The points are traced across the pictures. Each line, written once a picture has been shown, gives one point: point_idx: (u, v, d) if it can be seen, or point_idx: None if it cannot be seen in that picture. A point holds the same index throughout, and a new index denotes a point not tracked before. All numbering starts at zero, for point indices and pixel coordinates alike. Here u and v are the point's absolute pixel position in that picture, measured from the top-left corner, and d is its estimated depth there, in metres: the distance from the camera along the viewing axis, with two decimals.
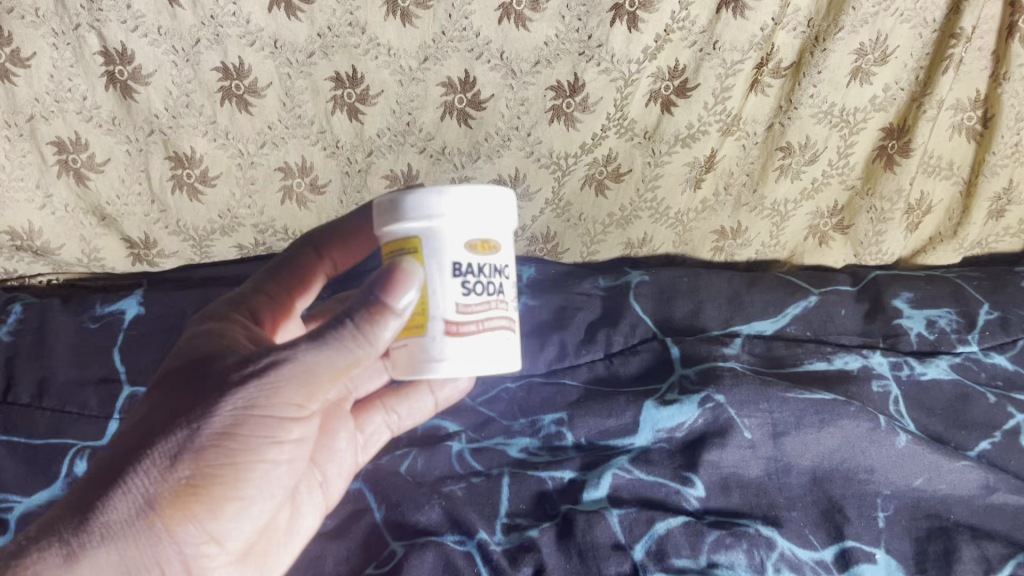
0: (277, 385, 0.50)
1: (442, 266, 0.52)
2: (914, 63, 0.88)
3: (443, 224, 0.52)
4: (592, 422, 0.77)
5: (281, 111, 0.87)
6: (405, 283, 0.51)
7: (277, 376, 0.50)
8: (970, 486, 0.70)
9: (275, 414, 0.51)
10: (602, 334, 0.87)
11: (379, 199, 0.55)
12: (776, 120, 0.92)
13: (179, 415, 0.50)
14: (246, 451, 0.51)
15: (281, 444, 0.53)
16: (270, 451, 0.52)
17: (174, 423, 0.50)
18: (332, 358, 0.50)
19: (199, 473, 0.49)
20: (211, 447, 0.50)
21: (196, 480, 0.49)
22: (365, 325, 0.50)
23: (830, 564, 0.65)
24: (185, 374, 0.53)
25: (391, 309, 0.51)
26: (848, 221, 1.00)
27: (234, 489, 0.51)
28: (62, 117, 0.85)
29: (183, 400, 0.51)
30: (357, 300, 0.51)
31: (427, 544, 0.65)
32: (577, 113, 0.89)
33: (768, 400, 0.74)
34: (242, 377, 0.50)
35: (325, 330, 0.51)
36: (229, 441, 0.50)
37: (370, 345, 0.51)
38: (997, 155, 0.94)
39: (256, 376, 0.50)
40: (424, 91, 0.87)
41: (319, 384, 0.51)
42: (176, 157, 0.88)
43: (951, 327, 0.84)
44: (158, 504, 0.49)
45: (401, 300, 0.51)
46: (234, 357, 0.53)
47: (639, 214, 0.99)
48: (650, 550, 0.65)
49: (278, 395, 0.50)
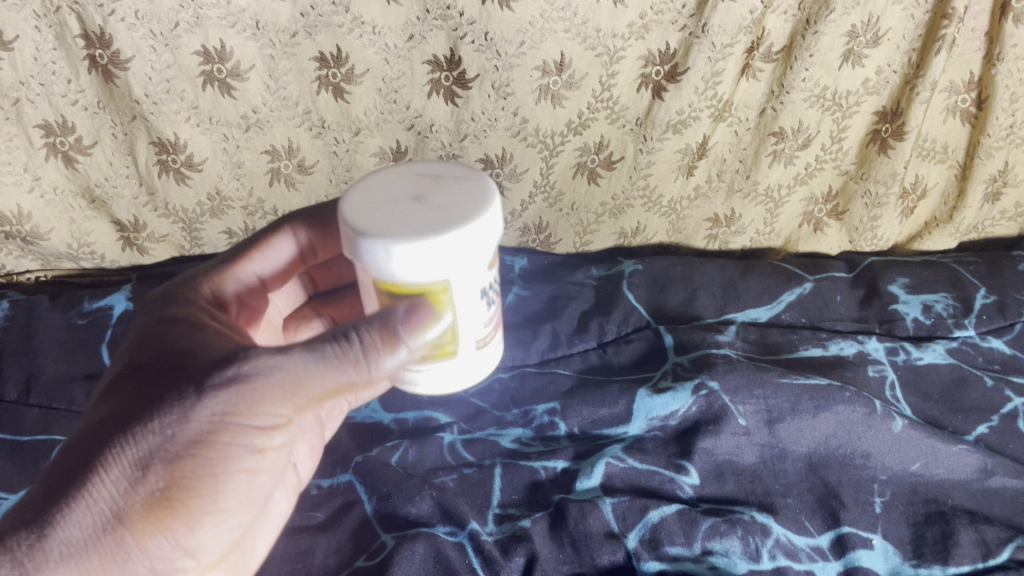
0: (259, 394, 0.48)
1: (472, 296, 0.48)
2: (907, 45, 0.86)
3: (477, 257, 0.46)
4: (585, 411, 0.76)
5: (264, 94, 0.85)
6: (425, 322, 0.47)
7: (261, 383, 0.48)
8: (968, 471, 0.69)
9: (257, 423, 0.49)
10: (594, 324, 0.86)
11: (394, 245, 0.44)
12: (769, 105, 0.91)
13: (151, 422, 0.48)
14: (225, 462, 0.49)
15: (260, 452, 0.51)
16: (249, 458, 0.51)
17: (145, 430, 0.48)
18: (324, 375, 0.48)
19: (173, 486, 0.48)
20: (185, 458, 0.48)
21: (169, 492, 0.48)
22: (374, 344, 0.48)
23: (826, 550, 0.64)
24: (157, 371, 0.50)
25: (404, 342, 0.47)
26: (843, 207, 1.00)
27: (210, 501, 0.50)
28: (47, 100, 0.83)
29: (155, 403, 0.48)
30: (370, 321, 0.48)
31: (417, 536, 0.64)
32: (563, 90, 0.87)
33: (762, 387, 0.73)
34: (219, 385, 0.48)
35: (324, 344, 0.49)
36: (207, 452, 0.48)
37: (375, 369, 0.48)
38: (992, 138, 0.92)
39: (236, 386, 0.48)
40: (410, 69, 0.85)
41: (304, 394, 0.49)
42: (160, 143, 0.88)
43: (948, 311, 0.83)
44: (128, 517, 0.48)
45: (417, 337, 0.47)
46: (213, 351, 0.50)
47: (631, 204, 0.99)
48: (643, 538, 0.64)
49: (257, 405, 0.48)
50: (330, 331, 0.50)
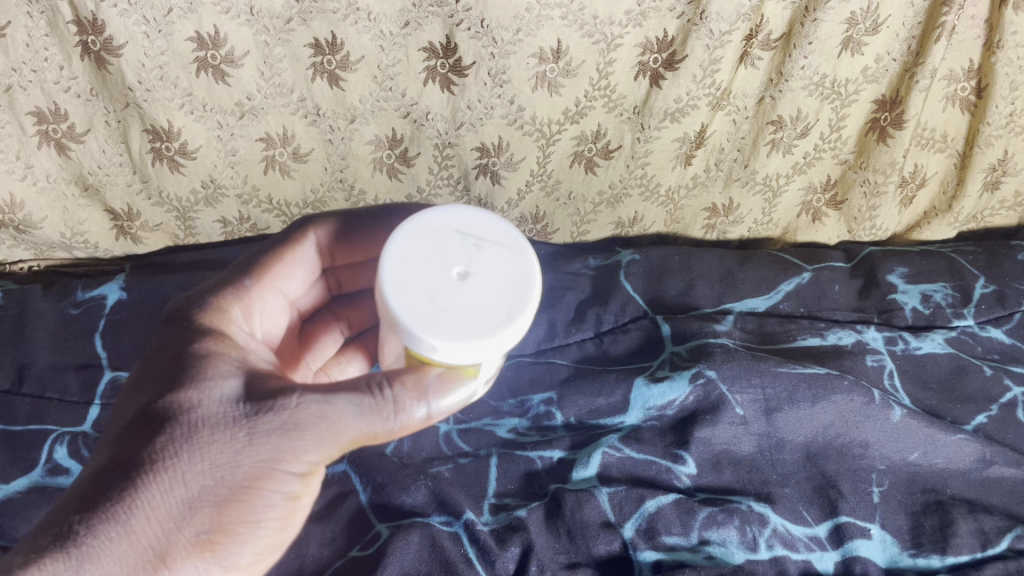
0: (301, 446, 0.48)
1: (491, 366, 0.52)
2: (906, 32, 0.85)
3: (508, 346, 0.49)
4: (582, 401, 0.76)
5: (259, 81, 0.85)
6: (451, 390, 0.50)
7: (304, 435, 0.48)
8: (966, 460, 0.69)
9: (299, 469, 0.49)
10: (592, 313, 0.85)
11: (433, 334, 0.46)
12: (767, 94, 0.90)
13: (196, 458, 0.47)
14: (266, 510, 0.49)
15: (298, 503, 0.50)
16: (289, 509, 0.50)
17: (191, 467, 0.47)
18: (367, 422, 0.48)
19: (214, 529, 0.47)
20: (229, 502, 0.47)
21: (210, 538, 0.47)
22: (406, 399, 0.49)
23: (824, 540, 0.64)
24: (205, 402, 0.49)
25: (429, 404, 0.49)
26: (841, 196, 1.00)
27: (248, 550, 0.49)
28: (40, 87, 0.82)
29: (202, 438, 0.48)
30: (401, 378, 0.49)
31: (413, 525, 0.64)
32: (560, 78, 0.87)
33: (760, 375, 0.72)
34: (269, 427, 0.48)
35: (365, 390, 0.49)
36: (252, 497, 0.48)
37: (404, 419, 0.49)
38: (992, 126, 0.92)
39: (286, 431, 0.48)
40: (405, 57, 0.84)
41: (347, 441, 0.49)
42: (154, 130, 0.87)
43: (947, 301, 0.83)
44: (165, 559, 0.46)
45: (442, 400, 0.50)
46: (263, 387, 0.50)
47: (629, 193, 0.99)
48: (640, 528, 0.64)
49: (305, 451, 0.48)
50: (366, 377, 0.50)
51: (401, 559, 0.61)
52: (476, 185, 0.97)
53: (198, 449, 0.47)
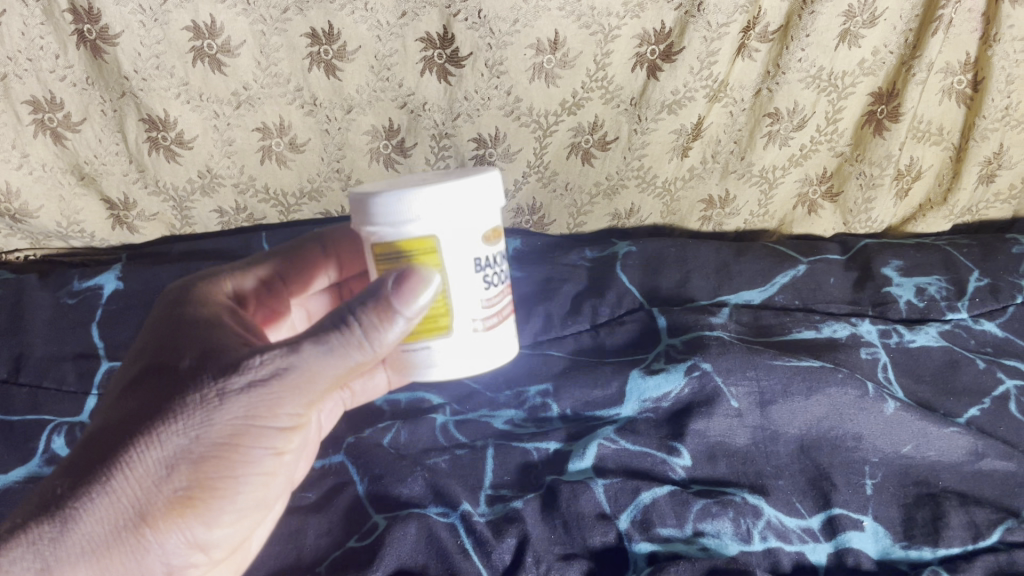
0: (274, 396, 0.48)
1: (464, 263, 0.49)
2: (903, 25, 0.86)
3: (458, 219, 0.49)
4: (578, 392, 0.76)
5: (256, 71, 0.85)
6: (418, 288, 0.47)
7: (276, 386, 0.48)
8: (959, 453, 0.69)
9: (275, 424, 0.50)
10: (588, 305, 0.86)
11: (361, 198, 0.50)
12: (764, 86, 0.90)
13: (173, 417, 0.47)
14: (245, 463, 0.50)
15: (275, 453, 0.52)
16: (266, 459, 0.51)
17: (168, 426, 0.47)
18: (336, 364, 0.48)
19: (196, 484, 0.48)
20: (208, 457, 0.48)
21: (191, 491, 0.48)
22: (374, 325, 0.48)
23: (817, 532, 0.64)
24: (177, 369, 0.50)
25: (399, 312, 0.48)
26: (837, 188, 1.00)
27: (230, 500, 0.50)
28: (36, 76, 0.82)
29: (177, 397, 0.48)
30: (366, 294, 0.48)
31: (410, 516, 0.64)
32: (557, 69, 0.87)
33: (754, 368, 0.73)
34: (240, 384, 0.48)
35: (328, 333, 0.48)
36: (229, 451, 0.49)
37: (378, 343, 0.48)
38: (987, 119, 0.92)
39: (259, 386, 0.48)
40: (402, 47, 0.85)
41: (318, 389, 0.49)
42: (150, 119, 0.87)
43: (941, 294, 0.83)
44: (149, 515, 0.47)
45: (412, 304, 0.47)
46: (232, 350, 0.50)
47: (626, 184, 0.98)
48: (635, 520, 0.64)
49: (279, 404, 0.49)
50: (329, 318, 0.49)
51: (399, 549, 0.62)
52: None
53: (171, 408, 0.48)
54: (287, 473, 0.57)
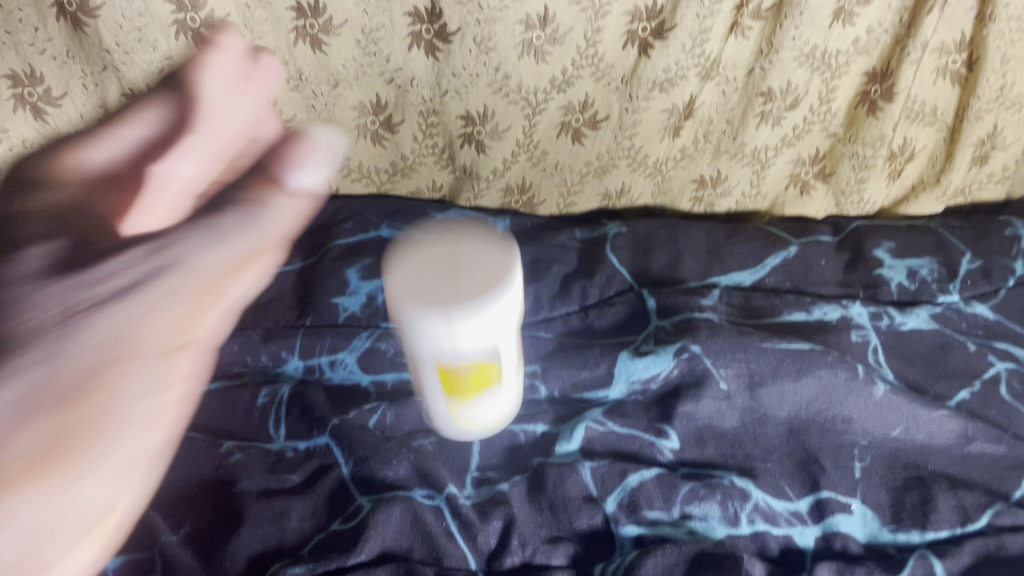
0: (64, 434, 0.56)
1: None
2: (898, 4, 0.84)
3: None
4: (566, 374, 0.75)
5: (241, 44, 0.84)
6: None
7: (73, 462, 0.55)
8: (948, 437, 0.68)
9: (118, 456, 0.58)
10: (577, 286, 0.85)
11: None
12: (757, 65, 0.89)
13: (35, 409, 0.57)
14: (84, 459, 0.55)
15: (104, 464, 0.56)
16: (125, 452, 0.58)
17: (37, 412, 0.56)
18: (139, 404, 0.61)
19: (47, 446, 0.55)
20: (37, 455, 0.54)
21: (40, 455, 0.54)
22: None
23: (805, 515, 0.64)
24: (54, 386, 0.58)
25: None
26: (829, 169, 0.99)
27: (83, 470, 0.55)
28: (15, 49, 0.81)
29: (49, 391, 0.58)
30: None
31: (395, 499, 0.64)
32: (546, 45, 0.85)
33: (745, 350, 0.72)
34: (54, 400, 0.57)
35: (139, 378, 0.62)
36: (69, 441, 0.56)
37: None
38: (983, 100, 0.90)
39: (74, 429, 0.56)
40: (390, 21, 0.83)
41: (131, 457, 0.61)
42: (132, 93, 0.86)
43: (933, 276, 0.82)
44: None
45: None
46: (77, 368, 0.60)
47: (616, 163, 0.97)
48: (622, 502, 0.64)
49: (96, 469, 0.56)
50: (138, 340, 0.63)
51: (383, 532, 0.62)
52: (461, 155, 0.95)
53: (17, 352, 0.61)
54: (136, 457, 0.61)
